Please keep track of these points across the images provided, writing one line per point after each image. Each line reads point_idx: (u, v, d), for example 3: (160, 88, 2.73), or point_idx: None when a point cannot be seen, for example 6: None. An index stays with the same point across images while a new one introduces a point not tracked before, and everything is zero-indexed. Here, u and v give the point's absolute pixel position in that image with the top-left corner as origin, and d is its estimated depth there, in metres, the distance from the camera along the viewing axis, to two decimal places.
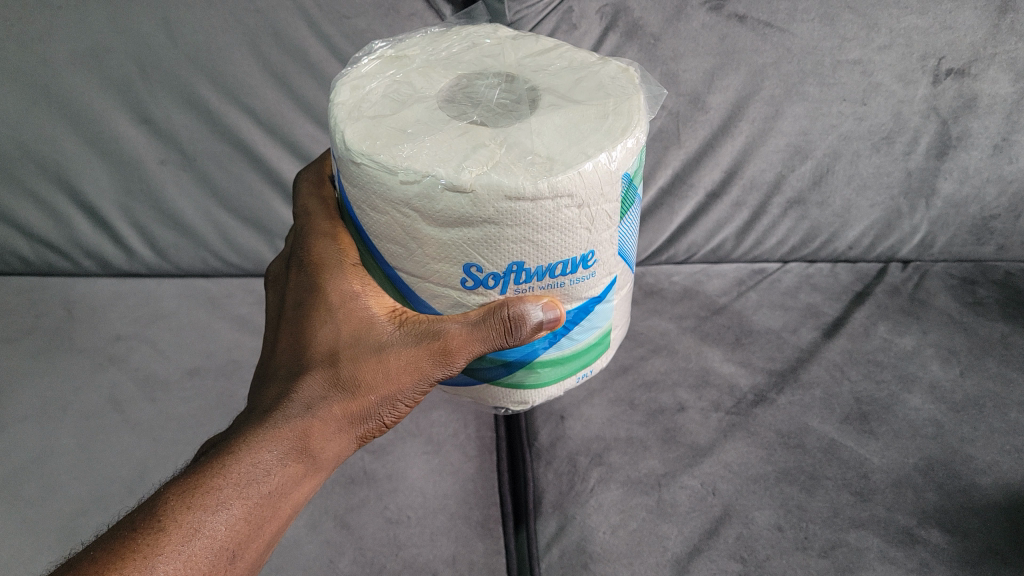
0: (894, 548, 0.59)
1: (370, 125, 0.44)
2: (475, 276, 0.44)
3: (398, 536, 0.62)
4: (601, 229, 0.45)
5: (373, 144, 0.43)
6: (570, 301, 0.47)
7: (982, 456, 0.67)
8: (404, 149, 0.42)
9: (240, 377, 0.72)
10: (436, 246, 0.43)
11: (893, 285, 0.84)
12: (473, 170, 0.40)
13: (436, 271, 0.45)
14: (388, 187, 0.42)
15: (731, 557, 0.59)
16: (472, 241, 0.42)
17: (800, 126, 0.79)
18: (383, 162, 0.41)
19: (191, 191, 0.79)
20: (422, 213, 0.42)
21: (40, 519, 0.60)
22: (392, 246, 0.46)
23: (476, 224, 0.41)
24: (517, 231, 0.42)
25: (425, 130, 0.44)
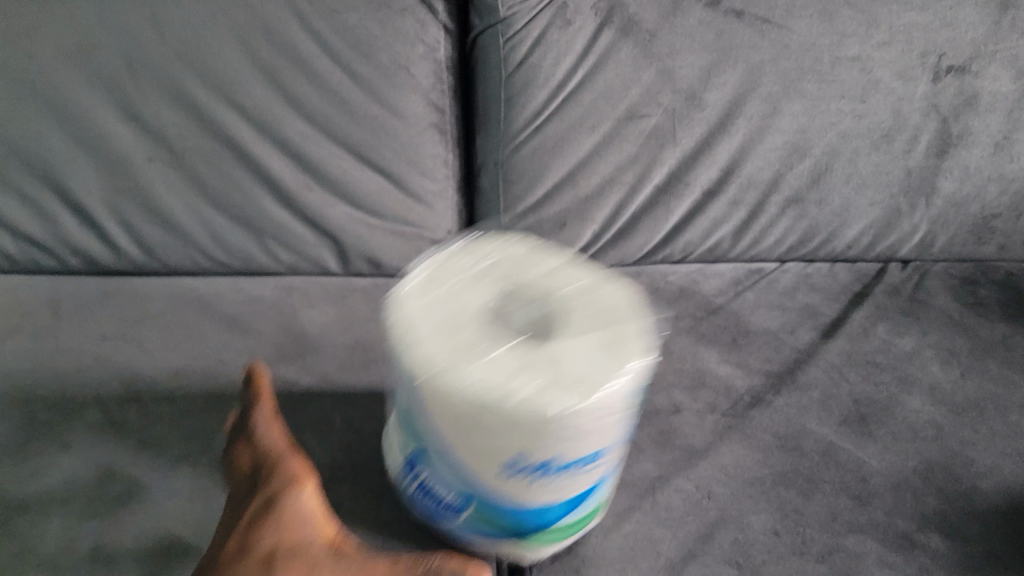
0: (893, 553, 0.60)
1: (427, 343, 0.39)
2: (521, 471, 0.40)
3: (384, 539, 0.60)
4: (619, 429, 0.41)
5: (432, 364, 0.38)
6: (585, 482, 0.43)
7: (983, 459, 0.67)
8: (465, 371, 0.38)
9: (228, 378, 0.71)
10: (486, 446, 0.39)
11: (893, 285, 0.82)
12: (529, 385, 0.37)
13: (477, 458, 0.40)
14: (437, 393, 0.38)
15: (727, 562, 0.59)
16: (505, 448, 0.38)
17: (798, 124, 0.77)
18: (440, 386, 0.37)
19: (179, 189, 0.77)
20: (466, 424, 0.38)
21: (18, 531, 0.58)
22: (432, 430, 0.41)
23: (536, 435, 0.37)
24: (567, 440, 0.38)
25: (478, 347, 0.39)
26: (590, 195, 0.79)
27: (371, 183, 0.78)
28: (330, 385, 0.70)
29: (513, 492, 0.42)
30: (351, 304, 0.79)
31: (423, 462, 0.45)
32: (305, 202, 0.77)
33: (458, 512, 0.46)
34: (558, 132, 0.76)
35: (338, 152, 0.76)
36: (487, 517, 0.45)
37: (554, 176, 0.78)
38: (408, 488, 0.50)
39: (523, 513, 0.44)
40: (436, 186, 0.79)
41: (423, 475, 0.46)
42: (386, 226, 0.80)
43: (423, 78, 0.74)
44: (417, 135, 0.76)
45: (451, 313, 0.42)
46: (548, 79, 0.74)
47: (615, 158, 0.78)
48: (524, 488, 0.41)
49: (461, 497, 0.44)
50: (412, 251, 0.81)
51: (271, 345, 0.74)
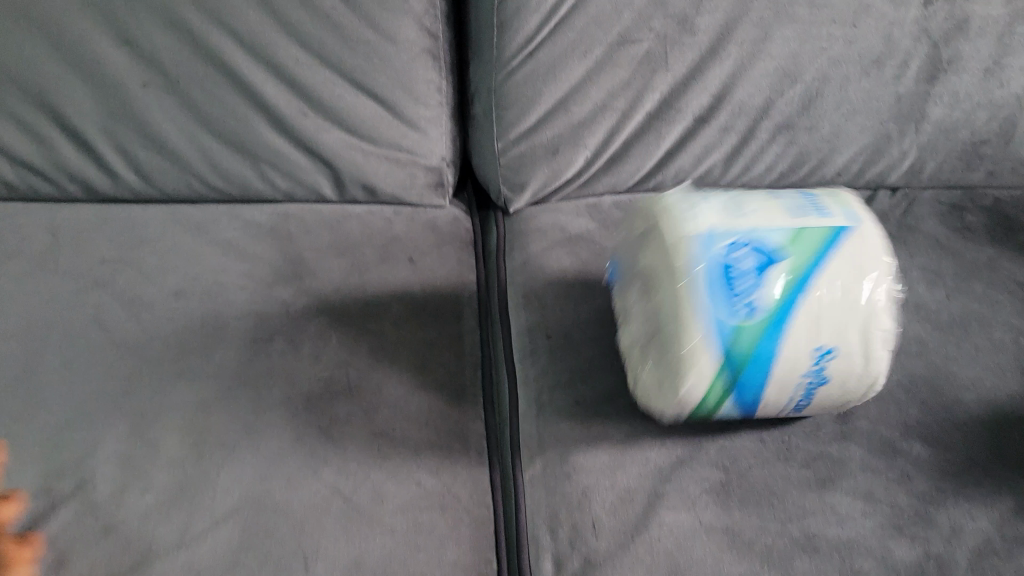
0: (875, 459, 0.62)
1: (855, 248, 0.55)
2: (819, 361, 0.54)
3: (381, 448, 0.62)
4: (847, 361, 0.55)
5: (860, 256, 0.55)
6: (789, 377, 0.55)
7: (966, 373, 0.68)
8: (869, 273, 0.55)
9: (225, 299, 0.72)
10: (834, 329, 0.54)
11: (881, 211, 0.83)
12: (876, 288, 0.55)
13: (833, 331, 0.54)
14: (873, 292, 0.54)
15: (713, 467, 0.61)
16: (856, 334, 0.54)
17: (789, 50, 0.77)
18: (880, 277, 0.55)
19: (174, 114, 0.77)
20: (868, 321, 0.54)
21: (33, 444, 0.61)
22: (830, 312, 0.54)
23: (862, 334, 0.54)
24: (861, 364, 0.55)
25: (871, 270, 0.55)
26: (583, 121, 0.79)
27: (365, 110, 0.78)
28: (326, 304, 0.72)
29: (785, 344, 0.53)
30: (347, 230, 0.80)
31: (767, 266, 0.54)
32: (299, 128, 0.78)
33: (744, 301, 0.53)
34: (550, 58, 0.76)
35: (331, 78, 0.76)
36: (762, 325, 0.53)
37: (546, 103, 0.78)
38: (713, 251, 0.54)
39: (764, 350, 0.53)
40: (430, 113, 0.79)
41: (751, 266, 0.54)
42: (380, 152, 0.80)
43: (416, 3, 0.74)
44: (411, 61, 0.76)
45: (786, 205, 0.57)
46: (540, 4, 0.73)
47: (607, 84, 0.78)
48: (796, 355, 0.54)
49: (767, 305, 0.53)
50: (406, 177, 0.82)
51: (267, 268, 0.75)
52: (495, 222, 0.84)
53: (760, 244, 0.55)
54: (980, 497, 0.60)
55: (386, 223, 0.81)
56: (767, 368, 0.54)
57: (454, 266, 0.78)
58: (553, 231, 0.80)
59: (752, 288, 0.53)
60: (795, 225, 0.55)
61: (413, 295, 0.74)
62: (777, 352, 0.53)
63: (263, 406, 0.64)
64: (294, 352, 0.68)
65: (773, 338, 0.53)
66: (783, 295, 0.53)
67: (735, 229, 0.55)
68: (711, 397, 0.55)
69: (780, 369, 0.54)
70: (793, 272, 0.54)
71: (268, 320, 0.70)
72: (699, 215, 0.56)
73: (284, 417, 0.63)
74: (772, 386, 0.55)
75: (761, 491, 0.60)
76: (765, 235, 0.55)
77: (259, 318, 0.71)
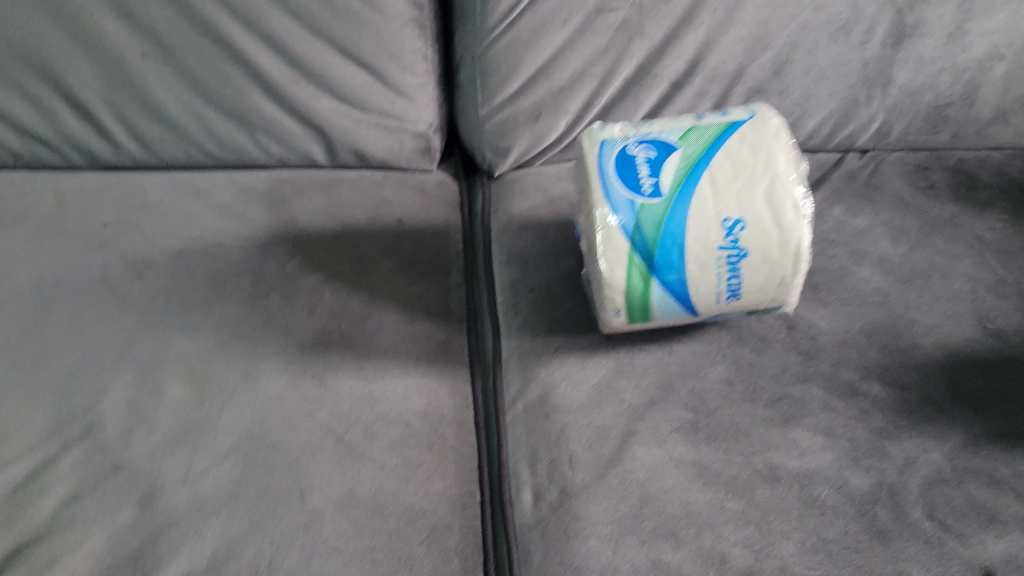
0: (837, 398, 0.66)
1: (750, 132, 0.63)
2: (731, 231, 0.60)
3: (373, 392, 0.66)
4: (759, 231, 0.60)
5: (755, 136, 0.62)
6: (699, 248, 0.60)
7: (925, 320, 0.72)
8: (772, 146, 0.61)
9: (223, 257, 0.76)
10: (736, 199, 0.60)
11: (849, 172, 0.87)
12: (784, 159, 0.61)
13: (733, 198, 0.60)
14: (774, 155, 0.61)
15: (684, 407, 0.65)
16: (765, 200, 0.60)
17: (760, 16, 0.81)
18: (783, 148, 0.61)
19: (173, 84, 0.81)
20: (772, 182, 0.60)
21: (44, 391, 0.65)
22: (728, 178, 0.61)
23: (767, 200, 0.60)
24: (775, 234, 0.60)
25: (771, 147, 0.61)
26: (564, 87, 0.83)
27: (355, 78, 0.82)
28: (319, 263, 0.76)
29: (692, 213, 0.60)
30: (340, 193, 0.83)
31: (662, 154, 0.62)
32: (292, 96, 0.82)
33: (645, 182, 0.61)
34: (531, 26, 0.79)
35: (321, 47, 0.80)
36: (662, 204, 0.60)
37: (528, 70, 0.81)
38: (613, 151, 0.63)
39: (672, 225, 0.60)
40: (417, 80, 0.83)
41: (649, 156, 0.62)
42: (371, 119, 0.84)
43: None
44: (399, 30, 0.79)
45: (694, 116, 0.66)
46: None
47: (586, 51, 0.81)
48: (705, 225, 0.60)
49: (665, 187, 0.61)
50: (395, 143, 0.86)
51: (264, 228, 0.79)
52: (480, 187, 0.88)
53: (658, 141, 0.63)
54: (933, 432, 0.63)
55: (377, 186, 0.85)
56: (681, 241, 0.60)
57: (442, 225, 0.81)
58: (536, 193, 0.84)
59: (649, 171, 0.61)
60: (691, 124, 0.64)
61: (402, 252, 0.77)
62: (684, 225, 0.60)
63: (260, 354, 0.68)
64: (290, 306, 0.72)
65: (677, 216, 0.60)
66: (677, 179, 0.61)
67: (638, 132, 0.64)
68: (635, 279, 0.61)
69: (693, 240, 0.60)
70: (685, 158, 0.62)
71: (265, 278, 0.74)
72: (608, 129, 0.65)
73: (280, 365, 0.67)
74: (690, 266, 0.61)
75: (728, 428, 0.64)
76: (664, 134, 0.63)
77: (255, 275, 0.74)
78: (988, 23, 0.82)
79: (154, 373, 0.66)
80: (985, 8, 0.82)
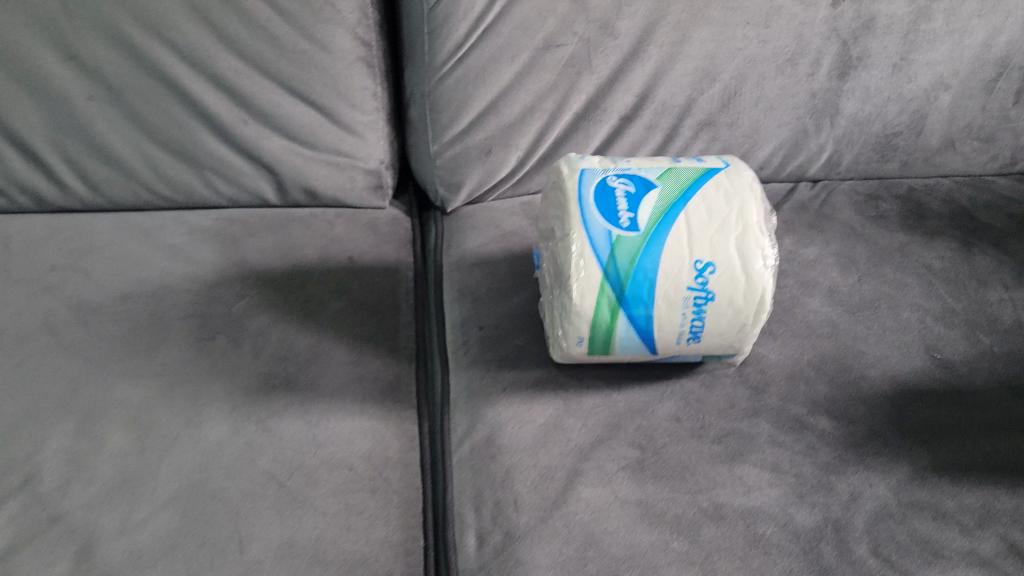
0: (784, 433, 0.65)
1: (726, 178, 0.62)
2: (701, 274, 0.58)
3: (317, 436, 0.65)
4: (726, 278, 0.58)
5: (732, 185, 0.61)
6: (666, 287, 0.58)
7: (873, 351, 0.72)
8: (744, 194, 0.60)
9: (170, 301, 0.75)
10: (709, 243, 0.58)
11: (801, 202, 0.89)
12: (755, 207, 0.60)
13: (704, 240, 0.58)
14: (747, 203, 0.60)
15: (630, 445, 0.64)
16: (737, 248, 0.58)
17: (707, 50, 0.81)
18: (755, 199, 0.60)
19: (121, 125, 0.81)
20: (745, 230, 0.59)
21: None
22: (703, 221, 0.59)
23: (740, 248, 0.58)
24: (743, 282, 0.58)
25: (748, 198, 0.60)
26: (513, 122, 0.83)
27: (304, 116, 0.82)
28: (267, 303, 0.75)
29: (666, 251, 0.58)
30: (290, 232, 0.83)
31: (642, 189, 0.60)
32: (240, 136, 0.82)
33: (624, 216, 0.59)
34: (479, 63, 0.79)
35: (269, 86, 0.80)
36: (639, 238, 0.58)
37: (477, 107, 0.81)
38: (593, 180, 0.61)
39: (646, 260, 0.58)
40: (367, 118, 0.83)
41: (628, 189, 0.60)
42: (321, 157, 0.84)
43: (349, 14, 0.77)
44: (346, 69, 0.80)
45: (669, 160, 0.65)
46: (468, 12, 0.76)
47: (535, 87, 0.81)
48: (677, 265, 0.58)
49: (643, 222, 0.59)
50: (346, 180, 0.85)
51: (212, 270, 0.78)
52: (433, 222, 0.88)
53: (636, 176, 0.62)
54: (879, 465, 0.63)
55: (328, 225, 0.85)
56: (652, 277, 0.58)
57: (393, 263, 0.81)
58: (488, 228, 0.84)
59: (629, 205, 0.59)
60: (668, 166, 0.63)
61: (351, 292, 0.77)
62: (658, 261, 0.58)
63: (204, 400, 0.67)
64: (235, 349, 0.71)
65: (653, 251, 0.58)
66: (656, 215, 0.59)
67: (617, 166, 0.63)
68: (603, 311, 0.58)
69: (664, 278, 0.58)
70: (665, 196, 0.60)
71: (211, 321, 0.74)
72: (585, 159, 0.64)
73: (223, 411, 0.66)
74: (658, 303, 0.58)
75: (674, 466, 0.63)
76: (643, 171, 0.62)
77: (202, 319, 0.74)
78: (932, 53, 0.84)
79: (95, 420, 0.66)
80: (929, 40, 0.83)
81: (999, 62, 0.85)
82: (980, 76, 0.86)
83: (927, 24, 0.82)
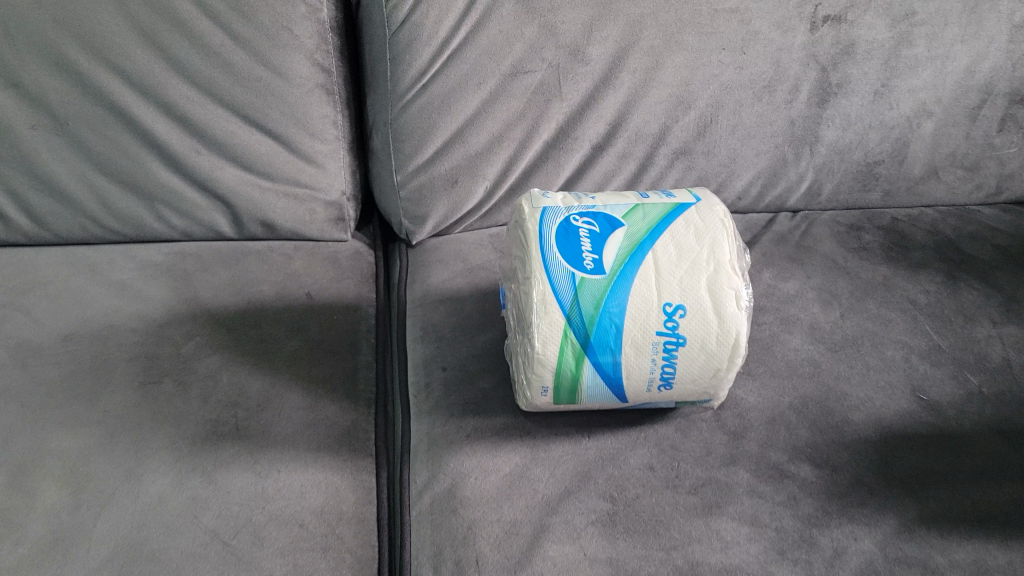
0: (763, 482, 0.61)
1: (696, 215, 0.60)
2: (670, 317, 0.56)
3: (266, 489, 0.60)
4: (697, 320, 0.56)
5: (703, 223, 0.59)
6: (634, 331, 0.56)
7: (856, 393, 0.68)
8: (715, 233, 0.59)
9: (115, 341, 0.71)
10: (678, 285, 0.56)
11: (780, 233, 0.86)
12: (727, 246, 0.58)
13: (674, 281, 0.56)
14: (718, 241, 0.58)
15: (601, 497, 0.60)
16: (709, 289, 0.56)
17: (681, 77, 0.79)
18: (728, 237, 0.59)
19: (66, 156, 0.77)
20: (715, 270, 0.57)
21: None
22: (671, 262, 0.57)
23: (711, 289, 0.56)
24: (716, 324, 0.56)
25: (719, 236, 0.59)
26: (480, 152, 0.79)
27: (260, 146, 0.78)
28: (219, 344, 0.71)
29: (633, 294, 0.56)
30: (245, 266, 0.80)
31: (606, 229, 0.59)
32: (193, 166, 0.78)
33: (588, 258, 0.57)
34: (445, 89, 0.76)
35: (223, 114, 0.76)
36: (604, 281, 0.56)
37: (442, 136, 0.78)
38: (556, 220, 0.60)
39: (611, 304, 0.56)
40: (327, 147, 0.80)
41: (592, 229, 0.59)
42: (278, 188, 0.80)
43: (307, 39, 0.74)
44: (305, 96, 0.76)
45: (638, 195, 0.64)
46: (431, 37, 0.74)
47: (503, 115, 0.78)
48: (645, 308, 0.56)
49: (608, 264, 0.57)
50: (306, 212, 0.82)
51: (161, 307, 0.75)
52: (398, 256, 0.85)
53: (601, 215, 0.60)
54: (864, 518, 0.59)
55: (286, 259, 0.81)
56: (619, 322, 0.56)
57: (353, 299, 0.78)
58: (455, 262, 0.81)
59: (593, 247, 0.58)
60: (635, 203, 0.61)
61: (309, 331, 0.73)
62: (624, 305, 0.56)
63: (147, 450, 0.62)
64: (182, 394, 0.67)
65: (619, 294, 0.56)
66: (621, 256, 0.57)
67: (581, 205, 0.61)
68: (568, 358, 0.57)
69: (631, 322, 0.56)
70: (630, 235, 0.58)
71: (157, 363, 0.69)
72: (549, 198, 0.63)
73: (167, 462, 0.62)
74: (625, 348, 0.56)
75: (647, 519, 0.58)
76: (608, 210, 0.61)
77: (148, 360, 0.69)
78: (914, 79, 0.82)
79: (33, 478, 0.60)
80: (910, 66, 0.81)
81: (982, 89, 0.83)
82: (963, 103, 0.83)
83: (909, 49, 0.80)
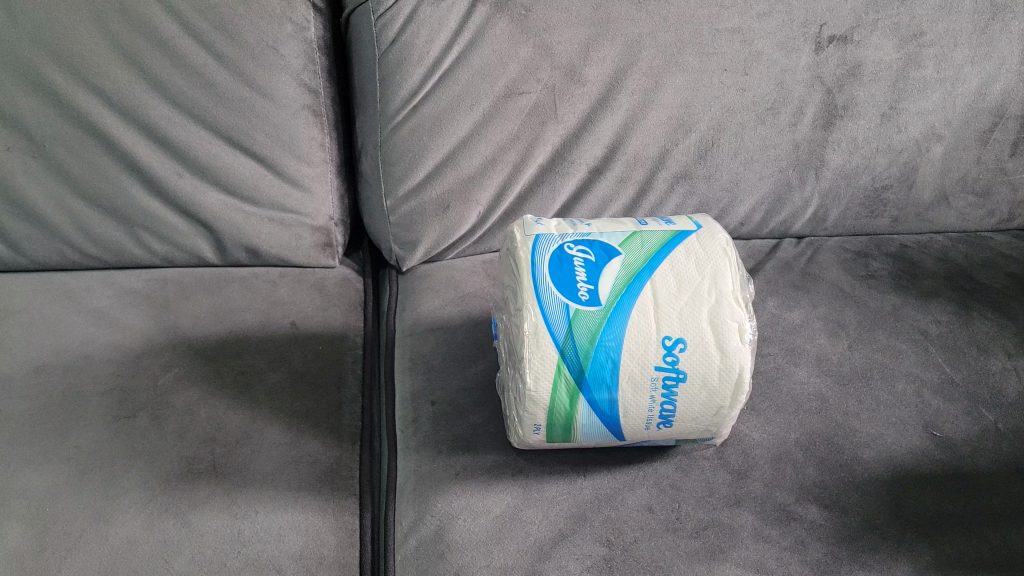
0: (769, 526, 0.57)
1: (696, 244, 0.57)
2: (670, 352, 0.53)
3: (242, 532, 0.57)
4: (698, 355, 0.53)
5: (703, 252, 0.56)
6: (631, 365, 0.53)
7: (866, 429, 0.65)
8: (717, 263, 0.56)
9: (89, 373, 0.68)
10: (678, 318, 0.53)
11: (785, 260, 0.83)
12: (729, 276, 0.55)
13: (673, 313, 0.53)
14: (720, 271, 0.55)
15: (597, 541, 0.56)
16: (711, 321, 0.53)
17: (680, 98, 0.76)
18: (731, 266, 0.56)
19: (43, 180, 0.74)
20: (715, 302, 0.54)
21: None
22: (669, 293, 0.54)
23: (712, 322, 0.53)
24: (718, 359, 0.53)
25: (721, 264, 0.56)
26: (472, 175, 0.76)
27: (244, 169, 0.75)
28: (197, 376, 0.68)
29: (630, 327, 0.53)
30: (229, 294, 0.77)
31: (603, 258, 0.56)
32: (175, 190, 0.75)
33: (583, 288, 0.54)
34: (435, 111, 0.73)
35: (206, 136, 0.73)
36: (599, 313, 0.53)
37: (434, 158, 0.75)
38: (549, 249, 0.57)
39: (607, 338, 0.53)
40: (313, 170, 0.77)
41: (587, 258, 0.56)
42: (263, 213, 0.78)
43: (294, 59, 0.72)
44: (291, 117, 0.74)
45: (637, 221, 0.61)
46: (422, 57, 0.72)
47: (496, 137, 0.75)
48: (642, 343, 0.53)
49: (604, 295, 0.54)
50: (292, 238, 0.79)
51: (138, 337, 0.72)
52: (388, 282, 0.82)
53: (597, 243, 0.57)
54: (876, 564, 0.55)
55: (270, 286, 0.79)
56: (615, 356, 0.53)
57: (340, 328, 0.75)
58: (446, 289, 0.78)
59: (588, 276, 0.55)
60: (633, 230, 0.58)
61: (292, 362, 0.70)
62: (621, 339, 0.53)
63: (118, 489, 0.59)
64: (158, 429, 0.63)
65: (615, 327, 0.53)
66: (617, 287, 0.54)
67: (576, 232, 0.59)
68: (561, 395, 0.54)
69: (628, 356, 0.53)
70: (628, 264, 0.55)
71: (132, 396, 0.66)
72: (542, 224, 0.60)
73: (139, 502, 0.58)
74: (622, 385, 0.53)
75: (646, 565, 0.54)
76: (604, 237, 0.58)
77: (123, 393, 0.66)
78: (923, 102, 0.79)
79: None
80: (919, 88, 0.78)
81: (994, 112, 0.80)
82: (974, 126, 0.81)
83: (917, 70, 0.78)
